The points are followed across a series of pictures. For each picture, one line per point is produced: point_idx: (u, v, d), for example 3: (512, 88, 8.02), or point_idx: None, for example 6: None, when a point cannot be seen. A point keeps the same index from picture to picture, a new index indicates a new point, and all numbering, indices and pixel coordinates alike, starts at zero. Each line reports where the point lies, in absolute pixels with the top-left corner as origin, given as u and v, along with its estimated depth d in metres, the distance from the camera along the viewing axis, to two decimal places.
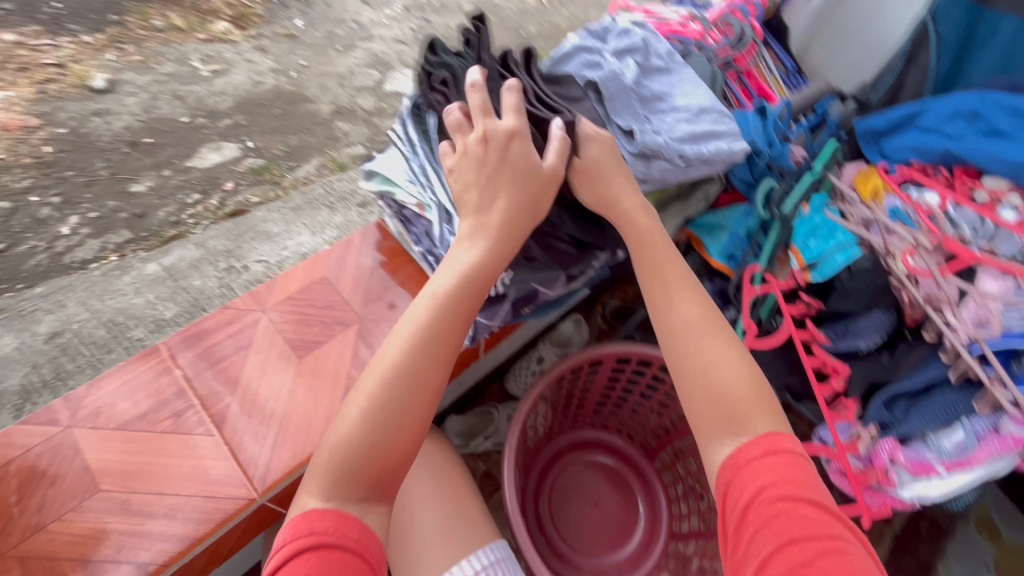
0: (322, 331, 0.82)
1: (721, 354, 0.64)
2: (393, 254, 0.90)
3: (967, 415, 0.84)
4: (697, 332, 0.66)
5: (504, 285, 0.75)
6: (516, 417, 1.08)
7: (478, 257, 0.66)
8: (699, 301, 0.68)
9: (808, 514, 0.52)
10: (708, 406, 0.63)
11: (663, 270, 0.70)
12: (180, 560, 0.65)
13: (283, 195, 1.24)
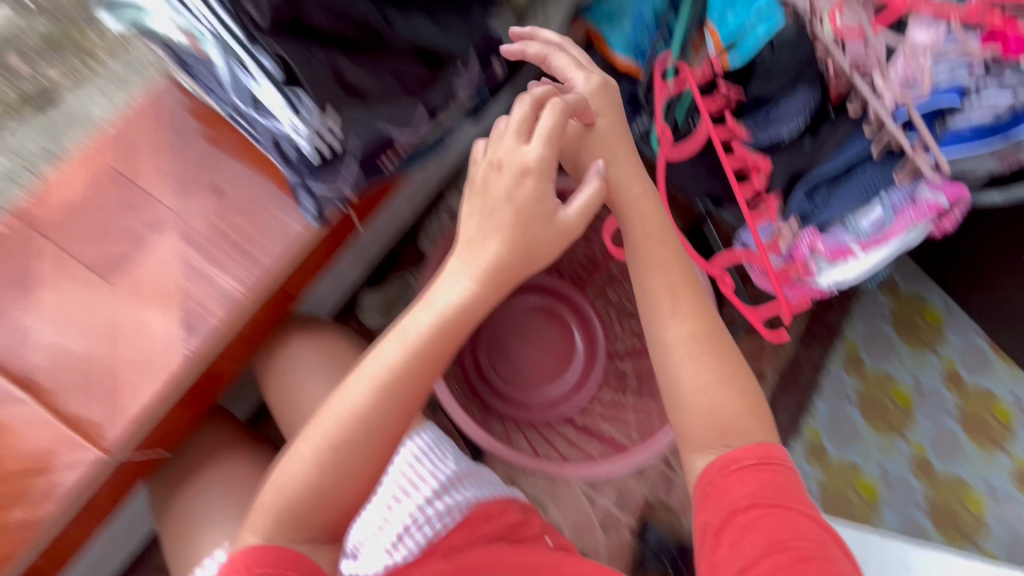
0: (131, 242, 0.63)
1: (707, 358, 0.62)
2: (202, 120, 0.66)
3: (886, 189, 0.78)
4: (695, 343, 0.62)
5: (332, 136, 0.56)
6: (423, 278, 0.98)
7: (464, 298, 0.57)
8: (699, 308, 0.64)
9: (796, 517, 0.53)
10: (700, 420, 0.60)
11: (655, 286, 0.65)
12: (37, 542, 0.57)
13: (102, 69, 0.70)
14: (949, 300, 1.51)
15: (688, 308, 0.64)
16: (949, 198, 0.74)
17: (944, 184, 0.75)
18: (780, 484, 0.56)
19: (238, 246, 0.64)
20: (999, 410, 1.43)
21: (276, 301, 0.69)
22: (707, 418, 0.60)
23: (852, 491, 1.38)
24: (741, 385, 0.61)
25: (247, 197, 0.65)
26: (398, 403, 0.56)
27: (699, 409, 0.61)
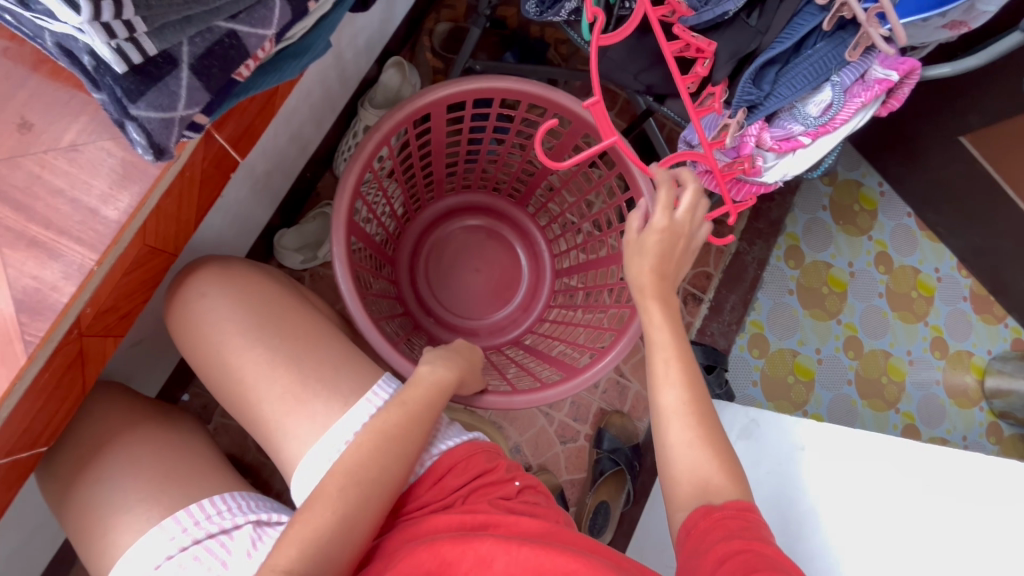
0: None
1: (694, 414, 0.60)
2: None
3: (837, 71, 0.72)
4: (686, 402, 0.60)
5: (141, 34, 0.38)
6: (338, 205, 0.85)
7: (439, 375, 0.69)
8: (691, 372, 0.62)
9: (775, 564, 0.48)
10: (683, 483, 0.57)
11: (663, 350, 0.63)
12: None
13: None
14: (883, 183, 1.55)
15: (683, 374, 0.61)
16: (900, 74, 0.71)
17: (895, 62, 0.71)
18: (759, 533, 0.52)
19: (68, 196, 0.50)
20: (920, 284, 1.53)
21: (145, 262, 0.56)
22: (691, 477, 0.57)
23: (791, 375, 1.44)
24: (728, 454, 0.58)
25: (68, 130, 0.50)
26: (397, 457, 0.60)
27: (685, 468, 0.58)
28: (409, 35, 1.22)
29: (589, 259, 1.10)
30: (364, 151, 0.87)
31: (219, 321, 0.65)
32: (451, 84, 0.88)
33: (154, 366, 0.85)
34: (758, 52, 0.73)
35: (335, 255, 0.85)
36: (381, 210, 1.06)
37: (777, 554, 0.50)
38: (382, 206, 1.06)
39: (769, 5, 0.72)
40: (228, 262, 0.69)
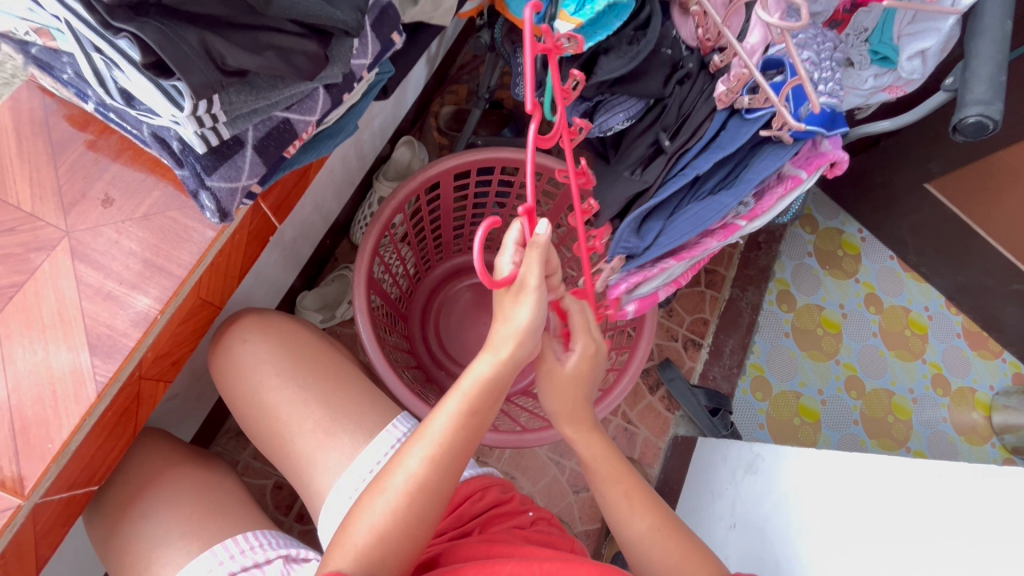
0: (19, 268, 0.56)
1: (664, 545, 0.62)
2: (77, 126, 0.61)
3: (719, 203, 0.76)
4: (656, 538, 0.62)
5: (218, 124, 0.48)
6: (359, 266, 0.94)
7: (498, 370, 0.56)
8: (651, 505, 0.64)
9: None
10: None
11: (616, 488, 0.65)
12: None
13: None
14: (863, 230, 1.64)
15: (640, 500, 0.64)
16: (811, 171, 0.75)
17: (805, 160, 0.76)
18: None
19: (140, 256, 0.59)
20: (912, 322, 1.58)
21: (197, 313, 0.64)
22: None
23: (796, 417, 1.46)
24: (698, 545, 0.63)
25: (143, 203, 0.60)
26: (454, 455, 0.55)
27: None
28: (417, 118, 1.38)
29: None
30: (382, 217, 0.97)
31: (258, 365, 0.73)
32: (458, 156, 1.00)
33: (184, 421, 0.91)
34: (647, 193, 0.80)
35: (357, 308, 0.93)
36: (395, 270, 1.15)
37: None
38: (396, 267, 1.15)
39: (653, 163, 0.81)
40: (264, 315, 0.77)
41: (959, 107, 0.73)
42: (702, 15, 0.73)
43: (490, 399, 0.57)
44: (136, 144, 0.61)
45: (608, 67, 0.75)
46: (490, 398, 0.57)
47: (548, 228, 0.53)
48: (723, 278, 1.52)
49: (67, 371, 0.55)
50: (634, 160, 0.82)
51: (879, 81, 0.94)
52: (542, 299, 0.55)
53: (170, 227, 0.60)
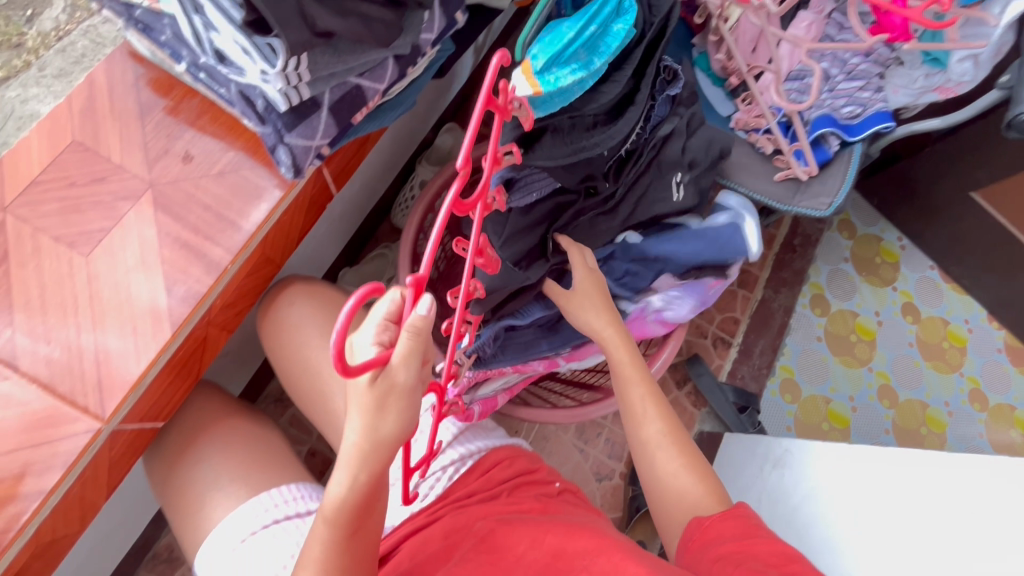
0: (106, 214, 0.61)
1: (677, 463, 0.69)
2: (161, 90, 0.66)
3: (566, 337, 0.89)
4: (665, 445, 0.70)
5: (300, 85, 0.52)
6: (404, 239, 0.99)
7: (358, 484, 0.52)
8: (665, 412, 0.72)
9: (768, 546, 0.57)
10: (676, 505, 0.67)
11: (634, 393, 0.74)
12: (38, 518, 0.54)
13: (37, 61, 0.76)
14: (903, 238, 1.61)
15: (656, 407, 0.73)
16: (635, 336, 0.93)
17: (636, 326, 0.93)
18: (747, 527, 0.60)
19: (214, 210, 0.63)
20: (950, 335, 1.55)
21: (259, 269, 0.69)
22: (684, 503, 0.66)
23: (825, 422, 1.44)
24: (700, 462, 0.69)
25: (219, 161, 0.65)
26: (353, 564, 0.55)
27: (676, 500, 0.67)
28: (460, 107, 1.41)
29: None
30: (427, 195, 1.01)
31: (303, 325, 0.77)
32: None
33: (231, 378, 0.96)
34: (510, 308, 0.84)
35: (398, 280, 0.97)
36: None
37: (770, 545, 0.57)
38: None
39: (535, 264, 0.76)
40: (311, 281, 0.81)
41: (1014, 104, 0.74)
42: (727, 61, 0.97)
43: (359, 517, 0.54)
44: (214, 107, 0.66)
45: (548, 152, 0.66)
46: (359, 515, 0.53)
47: (432, 303, 0.46)
48: (756, 279, 1.51)
49: (147, 311, 0.60)
50: (519, 250, 0.74)
51: (929, 81, 0.93)
52: (411, 406, 0.49)
53: (241, 184, 0.65)
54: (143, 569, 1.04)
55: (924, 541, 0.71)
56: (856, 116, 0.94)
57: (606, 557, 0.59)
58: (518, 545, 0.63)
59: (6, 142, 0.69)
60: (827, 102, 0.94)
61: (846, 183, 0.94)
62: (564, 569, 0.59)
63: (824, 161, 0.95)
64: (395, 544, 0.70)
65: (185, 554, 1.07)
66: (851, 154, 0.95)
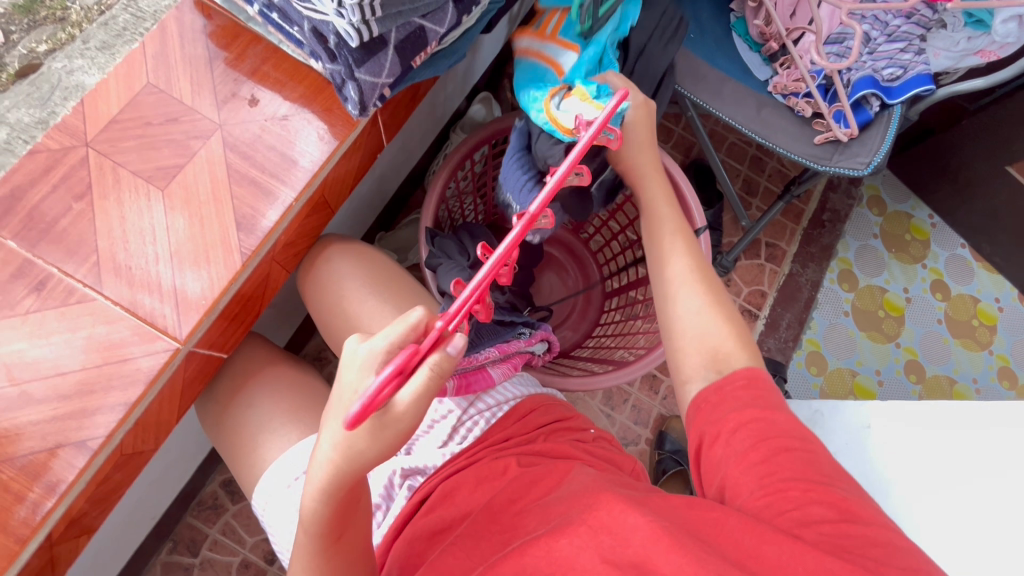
0: (179, 152, 0.65)
1: (702, 302, 0.65)
2: (226, 39, 0.69)
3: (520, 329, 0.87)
4: (692, 281, 0.67)
5: (371, 19, 0.55)
6: (426, 208, 0.96)
7: (330, 500, 0.51)
8: (694, 252, 0.69)
9: (788, 432, 0.54)
10: (691, 335, 0.63)
11: (666, 232, 0.72)
12: (123, 427, 0.58)
13: (81, 34, 0.72)
14: (934, 216, 1.58)
15: (684, 246, 0.70)
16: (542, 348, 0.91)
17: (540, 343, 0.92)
18: (766, 396, 0.57)
19: (278, 151, 0.67)
20: (980, 313, 1.52)
21: (316, 212, 0.72)
22: (701, 343, 0.62)
23: (851, 395, 1.42)
24: (726, 304, 0.65)
25: (282, 105, 0.68)
26: (347, 565, 0.55)
27: (693, 333, 0.63)
28: (492, 79, 1.42)
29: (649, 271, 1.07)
30: (452, 162, 0.98)
31: (341, 280, 0.76)
32: None
33: (275, 331, 1.00)
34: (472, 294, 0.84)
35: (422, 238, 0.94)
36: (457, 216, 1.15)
37: (788, 418, 0.55)
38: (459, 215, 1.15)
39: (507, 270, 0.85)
40: (345, 239, 0.80)
41: None
42: (762, 27, 0.97)
43: (340, 523, 0.53)
44: (277, 54, 0.70)
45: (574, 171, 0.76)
46: (340, 522, 0.53)
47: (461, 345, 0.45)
48: (784, 253, 1.50)
49: (217, 244, 0.63)
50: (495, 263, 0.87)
51: (971, 44, 0.92)
52: (396, 439, 0.47)
53: (300, 128, 0.68)
54: (188, 514, 1.09)
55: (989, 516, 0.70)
56: (895, 79, 0.94)
57: (604, 510, 0.49)
58: (529, 522, 0.55)
59: (55, 116, 0.66)
60: (868, 64, 0.95)
61: (886, 142, 0.95)
62: (561, 525, 0.50)
63: (865, 122, 0.95)
64: (433, 487, 0.68)
65: (229, 502, 1.12)
66: (892, 115, 0.95)
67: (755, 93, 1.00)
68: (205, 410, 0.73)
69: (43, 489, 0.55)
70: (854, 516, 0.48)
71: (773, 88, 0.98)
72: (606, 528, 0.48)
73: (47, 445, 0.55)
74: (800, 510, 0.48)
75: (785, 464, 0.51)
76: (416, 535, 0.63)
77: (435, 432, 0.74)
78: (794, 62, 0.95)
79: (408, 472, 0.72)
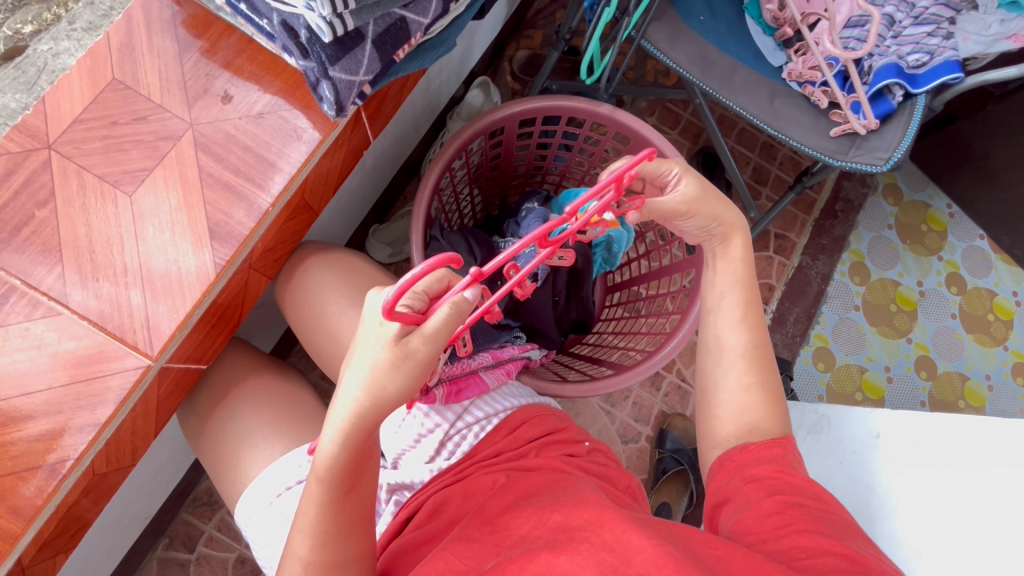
0: (148, 154, 0.61)
1: (748, 387, 0.61)
2: (198, 28, 0.64)
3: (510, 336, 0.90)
4: (745, 361, 0.62)
5: (345, 8, 0.53)
6: (418, 202, 0.88)
7: (351, 450, 0.49)
8: (754, 328, 0.63)
9: (801, 490, 0.54)
10: (728, 420, 0.61)
11: (729, 299, 0.65)
12: (95, 447, 0.55)
13: (67, 14, 0.69)
14: (952, 205, 1.51)
15: (743, 317, 0.63)
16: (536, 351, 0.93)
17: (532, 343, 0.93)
18: (789, 459, 0.57)
19: (254, 152, 0.63)
20: (997, 307, 1.46)
21: (299, 214, 0.68)
22: (737, 421, 0.60)
23: (859, 392, 1.37)
24: (776, 386, 0.62)
25: (257, 102, 0.64)
26: (348, 524, 0.52)
27: (730, 408, 0.61)
28: (491, 60, 1.34)
29: (652, 268, 1.02)
30: (446, 154, 0.90)
31: (321, 290, 0.73)
32: (525, 101, 0.93)
33: (264, 332, 0.96)
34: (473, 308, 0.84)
35: (413, 240, 0.87)
36: (451, 213, 1.08)
37: (806, 483, 0.55)
38: (453, 211, 1.09)
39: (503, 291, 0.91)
40: (325, 247, 0.77)
41: None
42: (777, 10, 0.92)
43: (354, 474, 0.50)
44: (252, 45, 0.65)
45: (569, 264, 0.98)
46: (353, 473, 0.50)
47: (476, 291, 0.46)
48: (794, 245, 1.44)
49: (191, 255, 0.60)
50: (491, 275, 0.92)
51: (1005, 27, 0.87)
52: (424, 375, 0.47)
53: (277, 128, 0.64)
54: (183, 511, 1.08)
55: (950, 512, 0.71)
56: (921, 67, 0.87)
57: (608, 530, 0.48)
58: (522, 526, 0.53)
59: (37, 100, 0.62)
60: (892, 50, 0.88)
61: (908, 136, 0.88)
62: (564, 542, 0.48)
63: (885, 113, 0.89)
64: (421, 501, 0.66)
65: (224, 499, 1.11)
66: (915, 105, 0.88)
67: (768, 81, 0.94)
68: (187, 421, 0.71)
69: (11, 512, 0.53)
70: (864, 564, 0.46)
71: (789, 75, 0.92)
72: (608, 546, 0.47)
73: (16, 468, 0.53)
74: (813, 559, 0.47)
75: (798, 516, 0.51)
76: (401, 550, 0.61)
77: (422, 447, 0.71)
78: (810, 48, 0.89)
79: (395, 488, 0.71)
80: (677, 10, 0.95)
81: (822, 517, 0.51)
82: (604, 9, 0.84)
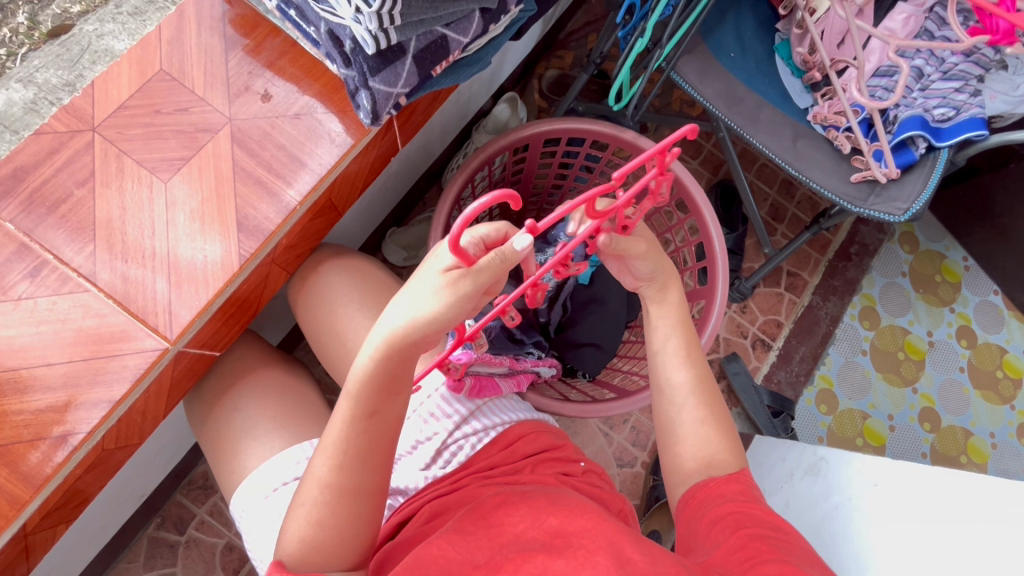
0: (185, 145, 0.63)
1: (704, 420, 0.64)
2: (245, 28, 0.67)
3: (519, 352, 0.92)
4: (697, 394, 0.65)
5: (390, 25, 0.55)
6: (438, 210, 0.89)
7: (385, 366, 0.51)
8: (697, 362, 0.67)
9: (762, 521, 0.55)
10: (691, 457, 0.63)
11: (673, 342, 0.67)
12: (106, 425, 0.57)
13: None
14: (969, 258, 1.50)
15: (686, 355, 0.66)
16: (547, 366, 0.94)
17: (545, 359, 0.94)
18: (748, 491, 0.59)
19: (288, 151, 0.65)
20: (1006, 364, 1.45)
21: (322, 214, 0.70)
22: (698, 455, 0.63)
23: (859, 438, 1.36)
24: (725, 419, 0.65)
25: (295, 103, 0.66)
26: (366, 443, 0.53)
27: (694, 443, 0.63)
28: (521, 76, 1.37)
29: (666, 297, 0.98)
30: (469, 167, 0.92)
31: (330, 292, 0.74)
32: (551, 121, 0.94)
33: (275, 322, 0.98)
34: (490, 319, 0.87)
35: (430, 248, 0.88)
36: None
37: (767, 514, 0.57)
38: None
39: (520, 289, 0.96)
40: (341, 252, 0.78)
41: None
42: (807, 55, 0.93)
43: (381, 397, 0.52)
44: (295, 48, 0.67)
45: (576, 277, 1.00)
46: (383, 394, 0.52)
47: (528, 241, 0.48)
48: (805, 284, 1.44)
49: (218, 246, 0.62)
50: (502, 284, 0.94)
51: None
52: (465, 309, 0.50)
53: (308, 129, 0.66)
54: (178, 492, 1.09)
55: (939, 549, 0.69)
56: (945, 122, 0.88)
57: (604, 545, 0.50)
58: (517, 524, 0.54)
59: (81, 80, 0.66)
60: (918, 102, 0.89)
61: (927, 189, 0.89)
62: (561, 547, 0.50)
63: (906, 164, 0.90)
64: (414, 509, 0.67)
65: (218, 484, 1.12)
66: (937, 159, 0.89)
67: (792, 122, 0.96)
68: (195, 401, 0.73)
69: (18, 478, 0.54)
70: None
71: (813, 117, 0.94)
72: (606, 549, 0.48)
73: (27, 435, 0.55)
74: None
75: (761, 548, 0.52)
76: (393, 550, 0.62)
77: (419, 453, 0.72)
78: (837, 94, 0.90)
79: (390, 492, 0.71)
80: (708, 45, 0.97)
81: (779, 542, 0.53)
82: (637, 40, 0.85)
